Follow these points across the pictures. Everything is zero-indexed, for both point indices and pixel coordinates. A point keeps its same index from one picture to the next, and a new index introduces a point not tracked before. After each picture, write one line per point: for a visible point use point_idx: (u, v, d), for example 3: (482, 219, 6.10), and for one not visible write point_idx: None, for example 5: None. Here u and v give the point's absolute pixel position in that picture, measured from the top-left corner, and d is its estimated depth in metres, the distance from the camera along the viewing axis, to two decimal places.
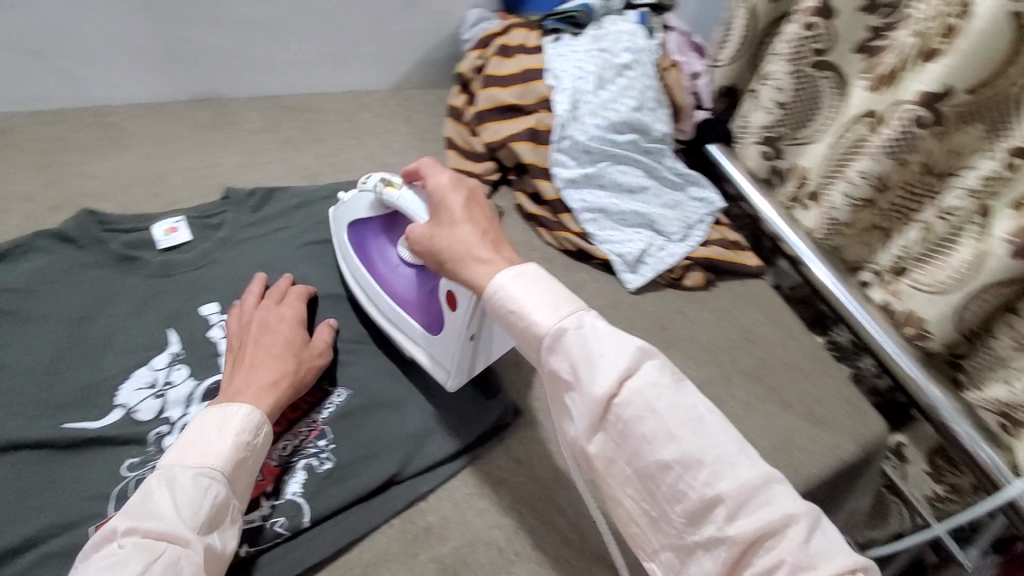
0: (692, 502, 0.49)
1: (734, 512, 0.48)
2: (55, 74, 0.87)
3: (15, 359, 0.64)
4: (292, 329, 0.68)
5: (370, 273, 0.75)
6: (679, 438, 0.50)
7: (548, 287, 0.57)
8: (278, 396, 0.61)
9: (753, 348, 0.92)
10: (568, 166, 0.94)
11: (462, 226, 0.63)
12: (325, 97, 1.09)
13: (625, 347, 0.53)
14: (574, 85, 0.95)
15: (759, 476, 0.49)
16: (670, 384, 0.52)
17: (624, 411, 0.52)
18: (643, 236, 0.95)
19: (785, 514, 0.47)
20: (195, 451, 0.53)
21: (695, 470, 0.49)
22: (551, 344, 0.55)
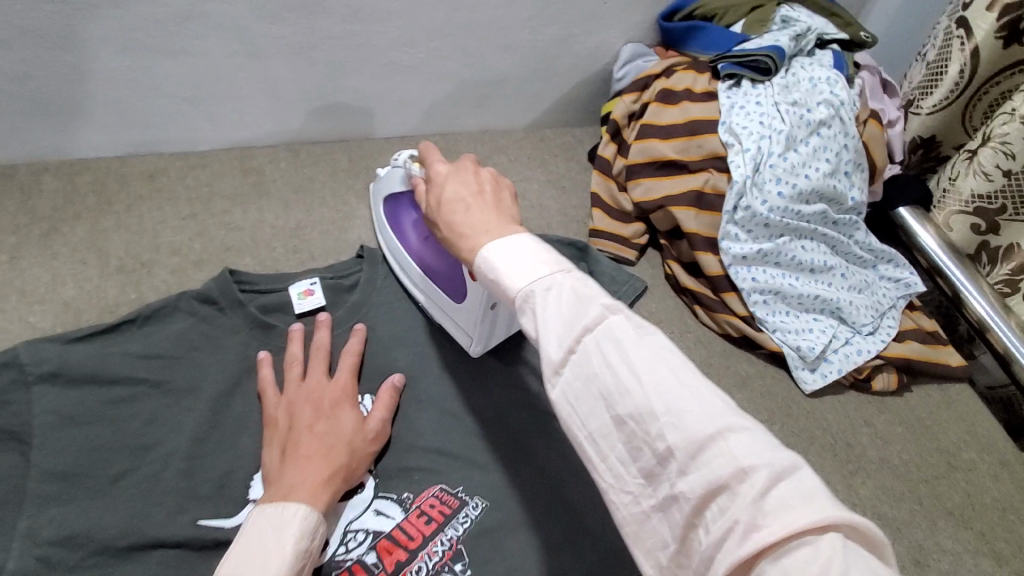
0: (646, 460, 0.37)
1: (687, 467, 0.35)
2: (206, 118, 0.85)
3: (155, 438, 0.61)
4: (345, 410, 0.63)
5: (401, 244, 0.77)
6: (630, 390, 0.37)
7: (527, 249, 0.45)
8: (332, 492, 0.56)
9: (959, 478, 0.76)
10: (741, 240, 0.81)
11: (449, 205, 0.53)
12: (461, 138, 1.02)
13: (587, 303, 0.41)
14: (758, 145, 0.81)
15: (722, 423, 0.35)
16: (631, 331, 0.39)
17: (578, 367, 0.39)
18: (823, 326, 0.80)
19: (743, 470, 0.34)
20: (252, 563, 0.48)
21: (646, 422, 0.36)
22: (521, 308, 0.43)
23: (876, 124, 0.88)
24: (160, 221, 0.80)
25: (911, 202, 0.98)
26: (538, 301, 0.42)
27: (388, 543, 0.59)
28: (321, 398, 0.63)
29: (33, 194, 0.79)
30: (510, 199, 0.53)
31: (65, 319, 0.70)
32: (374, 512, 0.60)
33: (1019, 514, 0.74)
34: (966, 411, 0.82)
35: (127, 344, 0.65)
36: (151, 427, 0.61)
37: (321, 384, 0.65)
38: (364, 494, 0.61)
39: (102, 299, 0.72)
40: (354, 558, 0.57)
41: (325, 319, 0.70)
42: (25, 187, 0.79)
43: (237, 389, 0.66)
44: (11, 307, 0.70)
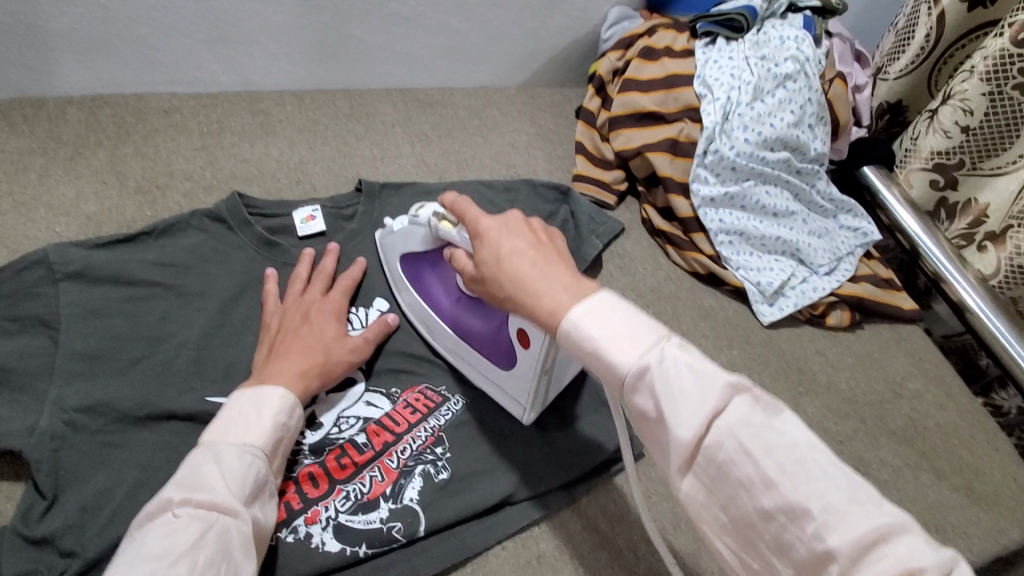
0: (800, 554, 0.39)
1: (849, 570, 0.37)
2: (218, 59, 0.91)
3: (169, 332, 0.68)
4: (331, 322, 0.68)
5: (432, 305, 0.71)
6: (776, 482, 0.39)
7: (621, 320, 0.46)
8: (305, 385, 0.61)
9: (903, 405, 0.83)
10: (709, 183, 0.88)
11: (510, 260, 0.51)
12: (456, 92, 1.08)
13: (709, 380, 0.42)
14: (727, 95, 0.88)
15: (876, 524, 0.37)
16: (762, 416, 0.41)
17: (714, 453, 0.41)
18: (784, 265, 0.87)
19: (910, 573, 0.35)
20: (236, 428, 0.53)
21: (801, 521, 0.38)
22: (633, 385, 0.44)
23: (842, 83, 0.94)
24: (174, 151, 0.87)
25: (874, 161, 1.04)
26: (656, 376, 0.43)
27: (376, 427, 0.65)
28: (311, 309, 0.69)
29: (58, 123, 0.86)
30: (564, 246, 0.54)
31: (87, 231, 0.77)
32: (365, 403, 0.67)
33: (956, 438, 0.81)
34: (915, 349, 0.89)
35: (144, 252, 0.72)
36: (164, 322, 0.68)
37: (316, 299, 0.71)
38: (354, 390, 0.68)
39: (120, 216, 0.79)
40: (345, 437, 0.64)
41: (334, 248, 0.77)
42: (50, 115, 0.86)
43: (243, 296, 0.73)
44: (38, 218, 0.77)
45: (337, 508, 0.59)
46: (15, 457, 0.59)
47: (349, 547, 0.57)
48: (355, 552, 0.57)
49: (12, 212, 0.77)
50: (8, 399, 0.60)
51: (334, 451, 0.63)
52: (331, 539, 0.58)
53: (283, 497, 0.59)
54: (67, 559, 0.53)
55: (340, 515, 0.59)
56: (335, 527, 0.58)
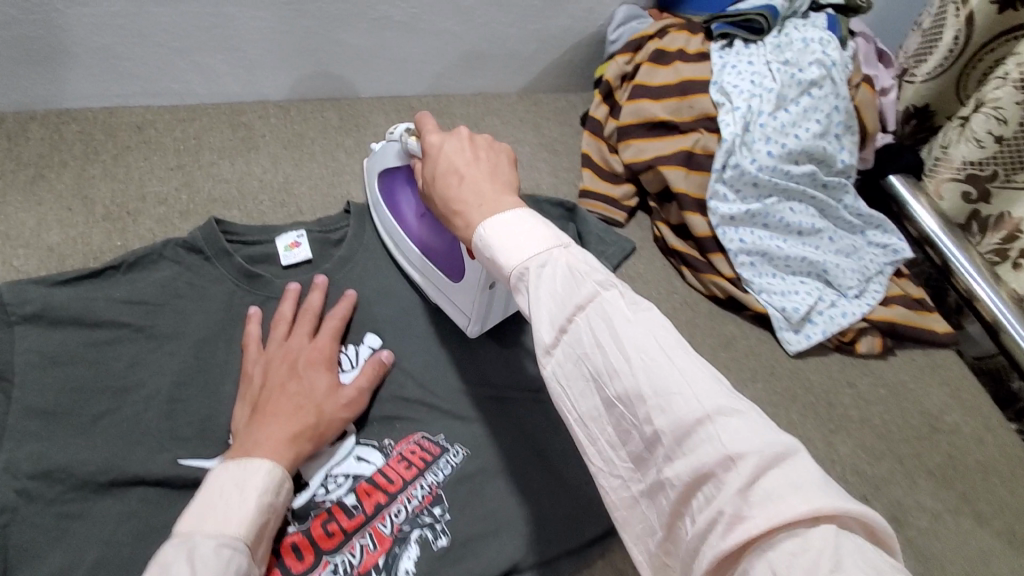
0: (636, 441, 0.37)
1: (673, 453, 0.34)
2: (193, 69, 0.84)
3: (136, 381, 0.61)
4: (321, 371, 0.62)
5: (397, 220, 0.74)
6: (618, 371, 0.37)
7: (521, 227, 0.45)
8: (297, 451, 0.55)
9: (941, 440, 0.77)
10: (729, 200, 0.81)
11: (445, 175, 0.52)
12: (453, 99, 1.01)
13: (581, 281, 0.40)
14: (748, 103, 0.81)
15: (709, 410, 0.34)
16: (623, 312, 0.38)
17: (567, 347, 0.39)
18: (809, 288, 0.80)
19: (728, 456, 0.32)
20: (213, 515, 0.47)
21: (635, 407, 0.36)
22: (516, 286, 0.43)
23: (869, 87, 0.87)
24: (147, 171, 0.80)
25: (902, 169, 0.98)
26: (533, 279, 0.42)
27: (367, 486, 0.59)
28: (298, 357, 0.62)
29: (19, 142, 0.79)
30: (507, 169, 0.53)
31: (49, 264, 0.70)
32: (355, 458, 0.61)
33: (999, 477, 0.75)
34: (951, 377, 0.83)
35: (111, 289, 0.65)
36: (132, 370, 0.61)
37: (303, 346, 0.64)
38: (346, 442, 0.61)
39: (86, 246, 0.72)
40: (333, 499, 0.58)
41: (320, 282, 0.70)
42: (12, 134, 0.79)
43: (221, 338, 0.66)
44: None
45: None
46: None
47: None
48: None
49: None
50: None
51: (320, 516, 0.56)
52: None
53: None
54: None
55: None
56: None
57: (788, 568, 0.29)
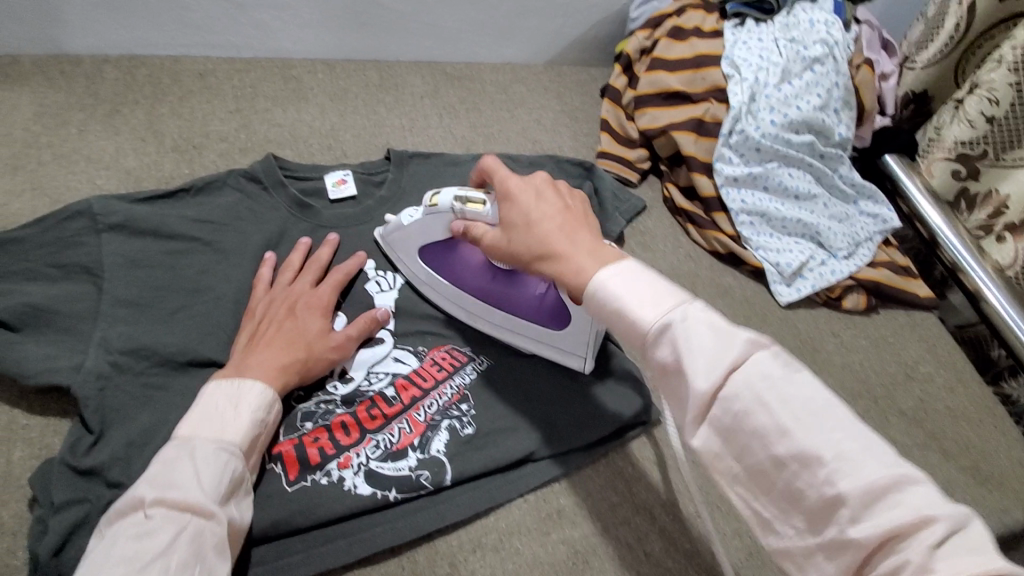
0: (811, 500, 0.40)
1: (860, 515, 0.38)
2: (252, 24, 0.92)
3: (206, 285, 0.70)
4: (317, 315, 0.67)
5: (465, 288, 0.72)
6: (791, 432, 0.40)
7: (648, 283, 0.49)
8: (285, 380, 0.60)
9: (915, 388, 0.85)
10: (733, 162, 0.89)
11: (542, 226, 0.56)
12: (484, 66, 1.09)
13: (729, 337, 0.44)
14: (755, 76, 0.89)
15: (886, 474, 0.38)
16: (782, 373, 0.43)
17: (732, 405, 0.42)
18: (803, 247, 0.88)
19: (923, 518, 0.36)
20: (212, 424, 0.53)
21: (814, 468, 0.39)
22: (655, 340, 0.46)
23: (868, 70, 0.95)
24: (209, 113, 0.88)
25: (896, 150, 1.06)
26: (682, 333, 0.45)
27: (404, 382, 0.68)
28: (298, 299, 0.68)
29: (97, 81, 0.87)
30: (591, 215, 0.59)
31: (127, 185, 0.78)
32: (392, 359, 0.70)
33: (966, 421, 0.83)
34: (929, 334, 0.91)
35: (182, 209, 0.74)
36: (200, 277, 0.70)
37: (304, 291, 0.69)
38: (383, 348, 0.70)
39: (158, 172, 0.80)
40: (375, 390, 0.67)
41: (332, 240, 0.76)
42: (89, 73, 0.88)
43: (276, 257, 0.75)
44: (78, 170, 0.78)
45: (367, 455, 0.62)
46: (61, 394, 0.60)
47: (380, 492, 0.60)
48: (385, 496, 0.60)
49: (52, 163, 0.78)
50: (55, 338, 0.62)
51: (364, 402, 0.66)
52: (362, 482, 0.60)
53: (317, 443, 0.62)
54: (114, 490, 0.55)
55: (370, 462, 0.62)
56: (366, 472, 0.61)
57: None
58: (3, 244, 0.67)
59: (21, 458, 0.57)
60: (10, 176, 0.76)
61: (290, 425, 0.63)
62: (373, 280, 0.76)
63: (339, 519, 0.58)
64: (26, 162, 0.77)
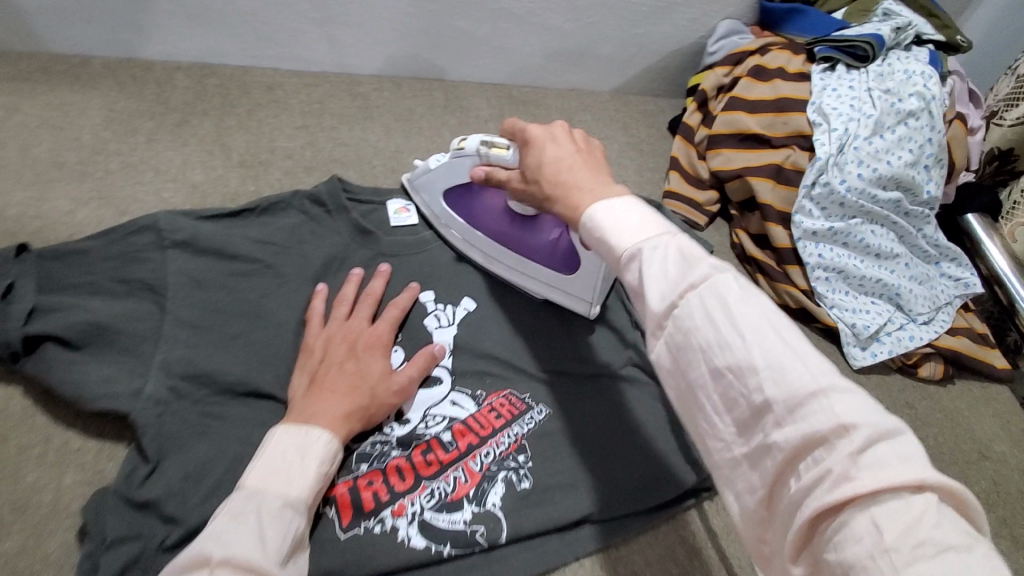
0: (741, 412, 0.36)
1: (783, 420, 0.34)
2: (324, 39, 0.91)
3: (267, 311, 0.68)
4: (378, 356, 0.64)
5: (480, 229, 0.76)
6: (729, 343, 0.36)
7: (632, 211, 0.43)
8: (348, 428, 0.58)
9: (991, 468, 0.80)
10: (814, 216, 0.84)
11: (560, 170, 0.51)
12: (550, 93, 1.07)
13: (693, 262, 0.39)
14: (845, 126, 0.84)
15: (821, 382, 0.34)
16: (736, 290, 0.38)
17: (677, 317, 0.38)
18: (880, 308, 0.84)
19: (844, 427, 0.32)
20: (279, 475, 0.50)
21: (745, 377, 0.35)
22: (623, 267, 0.41)
23: (961, 125, 0.90)
24: (276, 127, 0.87)
25: (980, 208, 1.00)
26: (643, 257, 0.40)
27: (462, 427, 0.65)
28: (358, 337, 0.65)
29: (167, 89, 0.86)
30: (599, 155, 0.53)
31: (193, 198, 0.77)
32: (450, 402, 0.67)
33: None
34: (1007, 411, 0.86)
35: (247, 229, 0.73)
36: (261, 301, 0.69)
37: (363, 329, 0.67)
38: (440, 390, 0.68)
39: (224, 187, 0.79)
40: (431, 434, 0.64)
41: (385, 271, 0.73)
42: (159, 80, 0.87)
43: (338, 284, 0.73)
44: (146, 180, 0.77)
45: (422, 505, 0.60)
46: (118, 418, 0.59)
47: (434, 546, 0.58)
48: (440, 551, 0.57)
49: (120, 171, 0.76)
50: (116, 358, 0.60)
51: (420, 447, 0.63)
52: (416, 534, 0.58)
53: (371, 487, 0.59)
54: (168, 526, 0.53)
55: (425, 512, 0.59)
56: (420, 523, 0.58)
57: (890, 522, 0.30)
58: (69, 256, 0.65)
59: (71, 485, 0.55)
60: (77, 183, 0.74)
61: (345, 465, 0.61)
62: (433, 314, 0.73)
63: (392, 571, 0.56)
64: (92, 169, 0.75)
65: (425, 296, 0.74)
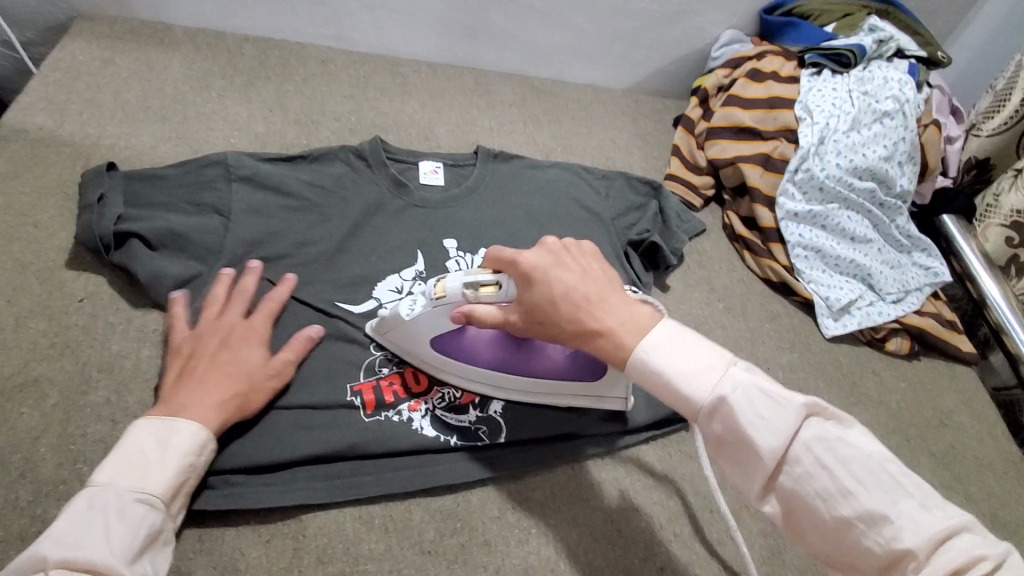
0: (878, 553, 0.45)
1: (922, 561, 0.43)
2: (373, 24, 1.04)
3: (312, 241, 0.80)
4: (256, 347, 0.66)
5: (487, 368, 0.69)
6: (852, 490, 0.46)
7: (695, 353, 0.52)
8: (223, 417, 0.59)
9: (947, 434, 0.88)
10: (795, 198, 0.94)
11: (572, 296, 0.57)
12: (568, 86, 1.19)
13: (785, 404, 0.49)
14: (826, 121, 0.95)
15: (936, 520, 0.44)
16: (832, 431, 0.48)
17: (797, 467, 0.48)
18: (853, 285, 0.93)
19: (976, 559, 0.42)
20: (133, 471, 0.53)
21: (878, 524, 0.45)
22: (713, 414, 0.50)
23: (936, 130, 1.00)
24: (327, 95, 1.00)
25: (957, 212, 1.09)
26: (736, 405, 0.49)
27: None
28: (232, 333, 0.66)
29: (236, 56, 0.99)
30: (610, 272, 0.60)
31: (255, 146, 0.89)
32: None
33: (994, 473, 0.86)
34: (967, 388, 0.95)
35: (299, 172, 0.84)
36: (308, 232, 0.80)
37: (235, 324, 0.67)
38: None
39: (281, 139, 0.92)
40: None
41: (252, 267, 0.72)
42: (230, 48, 1.00)
43: (372, 226, 0.84)
44: (216, 128, 0.89)
45: (433, 404, 0.69)
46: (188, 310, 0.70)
47: (442, 436, 0.67)
48: (447, 440, 0.67)
49: (194, 119, 0.89)
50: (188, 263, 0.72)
51: None
52: (428, 425, 0.68)
53: (392, 387, 0.70)
54: None
55: (437, 410, 0.69)
56: (432, 418, 0.68)
57: None
58: (150, 179, 0.77)
59: (148, 357, 0.66)
60: (159, 124, 0.86)
61: (369, 368, 0.71)
62: (454, 260, 0.85)
63: (406, 452, 0.66)
64: (172, 115, 0.88)
65: (448, 243, 0.86)
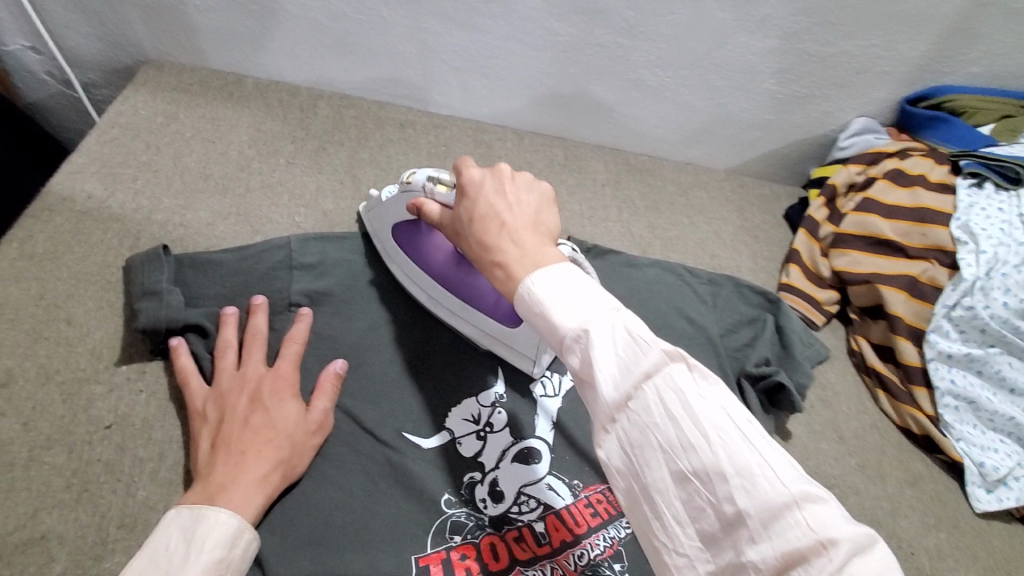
0: (708, 522, 0.34)
1: (758, 536, 0.32)
2: (458, 86, 0.92)
3: (375, 353, 0.67)
4: (287, 398, 0.59)
5: (427, 270, 0.69)
6: (694, 445, 0.35)
7: (582, 286, 0.42)
8: (267, 493, 0.53)
9: None
10: (950, 337, 0.79)
11: (487, 217, 0.50)
12: (667, 164, 1.05)
13: (645, 347, 0.38)
14: (995, 250, 0.79)
15: (791, 491, 0.32)
16: (693, 383, 0.37)
17: (639, 415, 0.37)
18: (1011, 450, 0.76)
19: (823, 543, 0.31)
20: (154, 575, 0.45)
21: (714, 485, 0.34)
22: (571, 347, 0.40)
23: None
24: (404, 166, 0.90)
25: None
26: (591, 341, 0.39)
27: (556, 520, 0.61)
28: (262, 385, 0.59)
29: (309, 115, 0.89)
30: (547, 213, 0.51)
31: (322, 226, 0.79)
32: (546, 485, 0.63)
33: None
34: None
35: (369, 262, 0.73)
36: (371, 340, 0.68)
37: (263, 372, 0.60)
38: (541, 470, 0.64)
39: (352, 219, 0.82)
40: (524, 521, 0.60)
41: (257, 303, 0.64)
42: (302, 105, 0.90)
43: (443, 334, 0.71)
44: (281, 203, 0.79)
45: None
46: None
47: None
48: None
49: (258, 191, 0.79)
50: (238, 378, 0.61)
51: (513, 532, 0.59)
52: None
53: (464, 564, 0.56)
54: (258, 571, 0.53)
55: None
56: None
57: None
58: (204, 265, 0.66)
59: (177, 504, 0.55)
60: (219, 197, 0.77)
61: (437, 535, 0.58)
62: (539, 380, 0.70)
63: None
64: (235, 185, 0.79)
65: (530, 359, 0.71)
